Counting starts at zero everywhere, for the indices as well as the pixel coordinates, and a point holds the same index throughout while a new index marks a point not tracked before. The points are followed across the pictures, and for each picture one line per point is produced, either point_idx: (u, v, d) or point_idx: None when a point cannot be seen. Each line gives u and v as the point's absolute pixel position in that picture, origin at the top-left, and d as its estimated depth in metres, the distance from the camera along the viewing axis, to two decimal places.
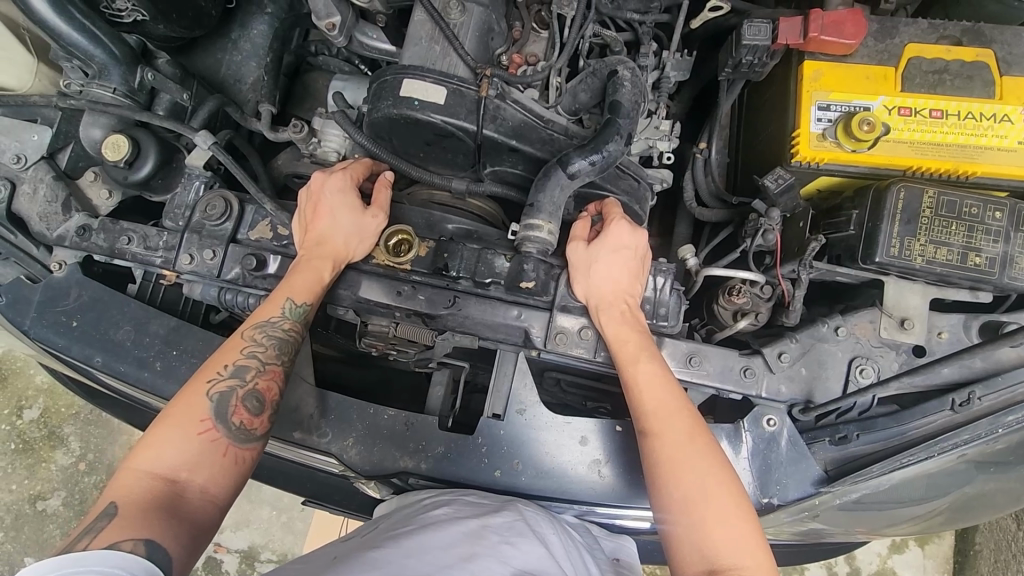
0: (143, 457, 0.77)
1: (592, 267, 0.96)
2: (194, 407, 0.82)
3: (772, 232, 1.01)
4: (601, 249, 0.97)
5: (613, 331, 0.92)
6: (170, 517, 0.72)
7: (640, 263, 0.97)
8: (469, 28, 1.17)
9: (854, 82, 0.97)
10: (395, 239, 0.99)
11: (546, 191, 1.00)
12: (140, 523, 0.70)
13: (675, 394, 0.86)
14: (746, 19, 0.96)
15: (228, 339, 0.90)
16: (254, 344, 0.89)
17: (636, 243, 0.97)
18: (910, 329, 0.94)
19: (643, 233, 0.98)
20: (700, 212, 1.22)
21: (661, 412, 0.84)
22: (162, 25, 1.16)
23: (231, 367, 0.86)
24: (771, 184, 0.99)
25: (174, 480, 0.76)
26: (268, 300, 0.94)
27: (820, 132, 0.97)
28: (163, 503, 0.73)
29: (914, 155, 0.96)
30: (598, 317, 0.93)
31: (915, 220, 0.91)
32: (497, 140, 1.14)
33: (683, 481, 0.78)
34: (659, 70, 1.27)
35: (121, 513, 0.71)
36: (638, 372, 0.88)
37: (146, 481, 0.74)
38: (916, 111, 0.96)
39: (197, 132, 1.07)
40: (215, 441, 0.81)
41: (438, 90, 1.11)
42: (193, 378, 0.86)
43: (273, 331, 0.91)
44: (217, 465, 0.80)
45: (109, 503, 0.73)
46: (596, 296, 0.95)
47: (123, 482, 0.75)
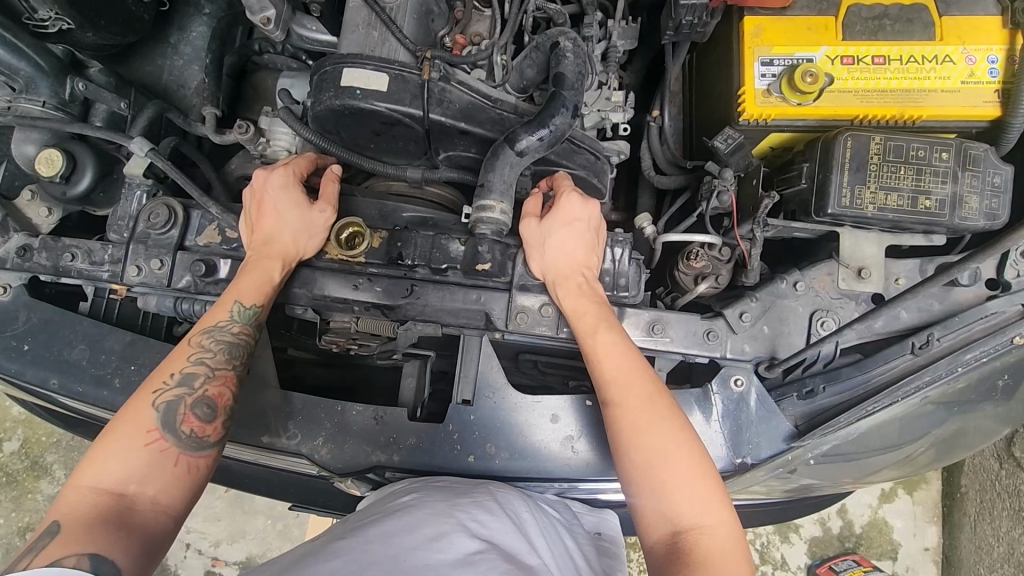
0: (88, 472, 0.76)
1: (545, 242, 0.95)
2: (141, 419, 0.81)
3: (727, 193, 1.01)
4: (553, 223, 0.95)
5: (570, 304, 0.91)
6: (117, 530, 0.72)
7: (594, 233, 0.96)
8: (406, 11, 1.14)
9: (795, 35, 0.96)
10: (347, 232, 0.98)
11: (496, 170, 0.98)
12: (86, 537, 0.70)
13: (633, 360, 0.85)
14: None
15: (176, 347, 0.89)
16: (201, 350, 0.88)
17: (589, 215, 0.96)
18: (868, 278, 0.93)
19: (595, 204, 0.97)
20: (657, 180, 1.21)
21: (620, 381, 0.83)
22: (91, 32, 1.11)
23: (178, 376, 0.85)
24: (722, 145, 1.00)
25: (122, 492, 0.75)
26: (215, 305, 0.92)
27: (765, 88, 0.96)
28: (111, 517, 0.73)
29: (860, 104, 0.95)
30: (556, 292, 0.92)
31: (863, 167, 0.90)
32: (445, 124, 1.12)
33: (641, 447, 0.79)
34: (606, 41, 1.26)
35: (65, 530, 0.71)
36: (597, 342, 0.87)
37: (92, 497, 0.74)
38: (859, 59, 0.95)
39: (132, 140, 1.04)
40: (165, 451, 0.81)
41: (379, 77, 1.09)
42: (139, 389, 0.85)
43: (222, 336, 0.90)
44: (169, 475, 0.80)
45: (54, 521, 0.73)
46: (552, 271, 0.94)
47: (69, 499, 0.75)
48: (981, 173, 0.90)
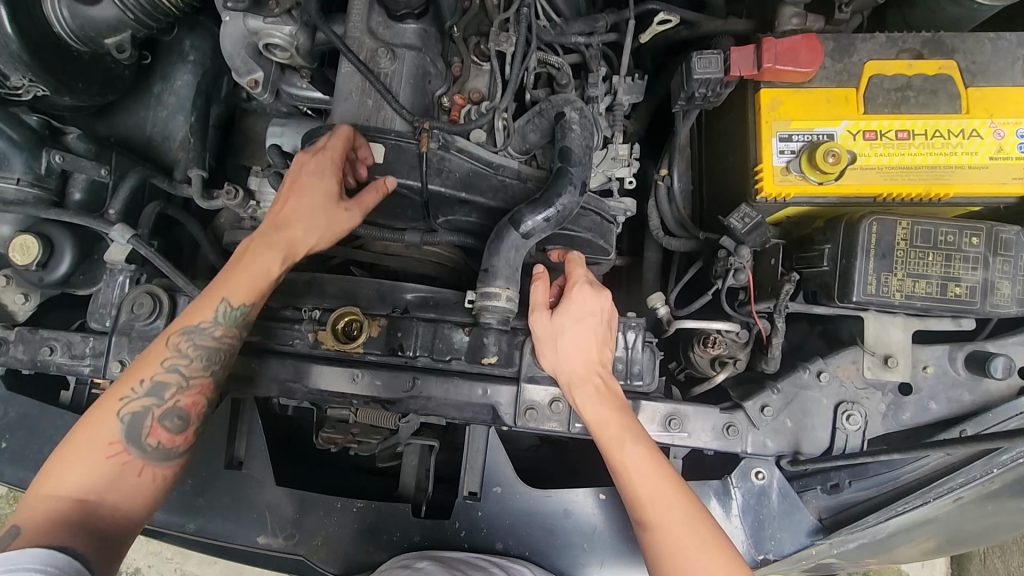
0: (50, 483, 0.76)
1: (558, 338, 0.88)
2: (106, 434, 0.80)
3: (744, 271, 0.97)
4: (565, 318, 0.88)
5: (590, 411, 0.84)
6: (77, 534, 0.72)
7: (606, 327, 0.90)
8: (401, 77, 1.08)
9: (814, 107, 0.91)
10: (343, 321, 0.92)
11: (500, 254, 0.92)
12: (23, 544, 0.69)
13: (646, 457, 0.80)
14: (696, 50, 0.90)
15: (147, 352, 0.85)
16: (177, 355, 0.85)
17: (600, 306, 0.90)
18: (894, 367, 0.88)
19: (606, 296, 0.91)
20: (668, 243, 1.15)
21: (655, 499, 0.77)
22: (68, 96, 1.16)
23: (147, 385, 0.83)
24: (737, 223, 0.95)
25: (87, 507, 0.75)
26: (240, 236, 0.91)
27: (783, 166, 0.91)
28: (75, 528, 0.73)
29: (884, 182, 0.90)
30: (573, 397, 0.85)
31: (890, 255, 0.86)
32: (445, 194, 1.08)
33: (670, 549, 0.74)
34: (612, 94, 1.22)
35: (26, 533, 0.70)
36: (626, 455, 0.80)
37: (58, 508, 0.74)
38: (882, 133, 0.91)
39: (112, 226, 0.97)
40: (128, 463, 0.80)
41: (375, 148, 1.03)
42: (106, 396, 0.83)
43: (201, 340, 0.86)
44: (134, 486, 0.80)
45: (12, 527, 0.72)
46: (566, 370, 0.87)
47: (30, 505, 0.74)
48: (1013, 258, 0.86)
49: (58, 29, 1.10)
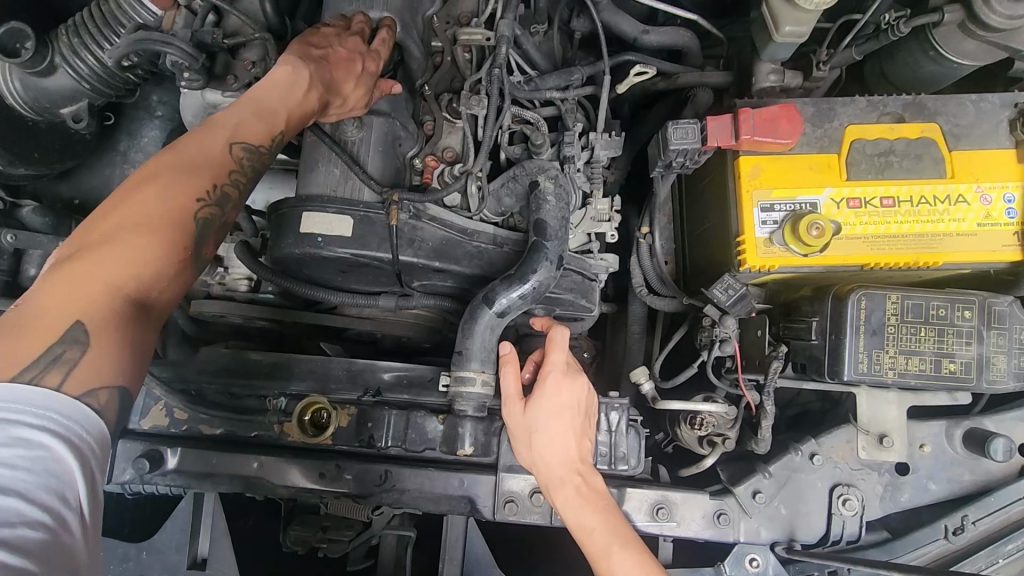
0: (107, 253, 0.63)
1: (531, 434, 0.81)
2: (181, 207, 0.71)
3: (730, 342, 0.93)
4: (538, 415, 0.81)
5: (575, 518, 0.77)
6: (133, 336, 0.62)
7: (582, 420, 0.83)
8: (370, 145, 1.03)
9: (796, 175, 0.88)
10: (309, 412, 0.89)
11: (474, 336, 0.88)
12: (97, 372, 0.58)
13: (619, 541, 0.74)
14: (671, 120, 0.87)
15: (206, 149, 0.78)
16: (239, 170, 0.79)
17: (574, 397, 0.83)
18: (890, 446, 0.84)
19: (582, 385, 0.84)
20: (652, 302, 1.13)
21: None
22: (23, 166, 1.09)
23: (220, 191, 0.76)
24: (721, 295, 0.91)
25: (142, 267, 0.65)
26: (256, 124, 0.84)
27: (766, 237, 0.87)
28: (139, 326, 0.63)
29: (870, 251, 0.87)
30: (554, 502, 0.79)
31: (880, 331, 0.82)
32: (417, 264, 1.03)
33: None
34: (589, 150, 1.17)
35: (97, 343, 0.59)
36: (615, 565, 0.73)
37: (127, 300, 0.63)
38: (866, 200, 0.88)
39: None
40: (183, 269, 0.71)
41: (342, 220, 0.99)
42: (168, 174, 0.73)
43: (259, 162, 0.83)
44: (178, 292, 0.70)
45: (76, 322, 0.58)
46: (541, 470, 0.81)
47: (71, 292, 0.60)
48: (1008, 331, 0.82)
49: (10, 100, 1.06)
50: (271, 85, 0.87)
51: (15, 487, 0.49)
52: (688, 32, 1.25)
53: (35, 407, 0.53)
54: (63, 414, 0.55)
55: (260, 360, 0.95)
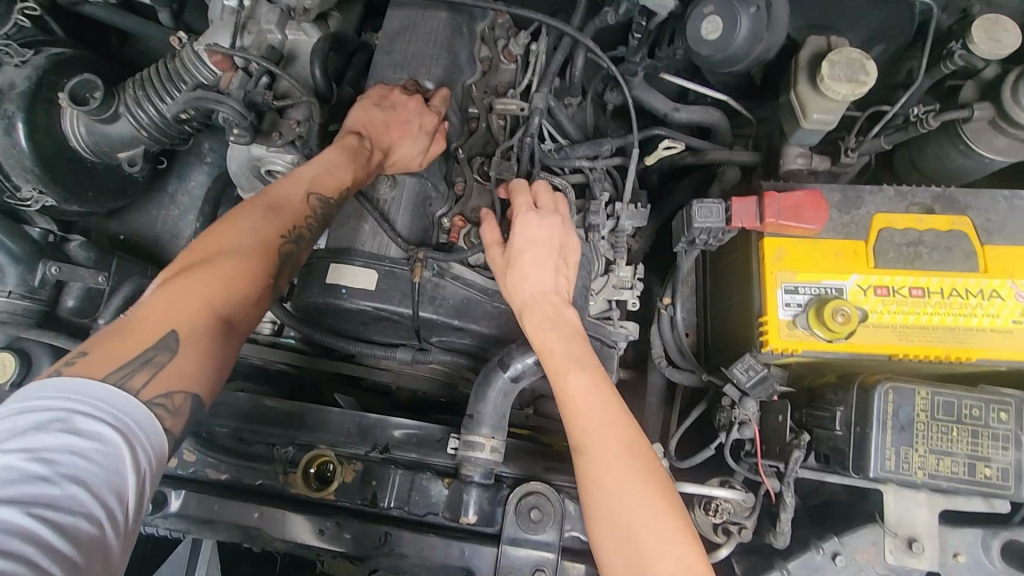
0: (202, 277, 0.71)
1: (510, 269, 0.92)
2: (266, 240, 0.79)
3: (750, 424, 0.91)
4: (516, 245, 0.93)
5: (539, 342, 0.86)
6: (214, 349, 0.69)
7: (557, 257, 0.93)
8: (401, 204, 1.06)
9: (821, 259, 0.88)
10: (314, 465, 0.89)
11: (487, 400, 0.88)
12: (180, 377, 0.64)
13: (627, 456, 0.73)
14: (697, 197, 0.88)
15: (288, 190, 0.85)
16: (319, 210, 0.86)
17: (549, 231, 0.94)
18: (919, 552, 0.79)
19: (559, 222, 0.95)
20: (671, 374, 1.12)
21: (600, 439, 0.75)
22: (77, 204, 1.18)
23: (301, 228, 0.83)
24: (741, 375, 0.89)
25: (227, 289, 0.72)
26: (331, 168, 0.89)
27: (790, 319, 0.86)
28: (223, 342, 0.70)
29: (899, 342, 0.85)
30: (523, 321, 0.88)
31: (909, 428, 0.79)
32: (437, 321, 1.04)
33: (617, 525, 0.69)
34: (614, 220, 1.20)
35: (183, 351, 0.66)
36: (570, 387, 0.81)
37: (215, 318, 0.70)
38: (895, 289, 0.86)
39: None
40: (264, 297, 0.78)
41: (367, 273, 1.02)
42: (253, 211, 0.81)
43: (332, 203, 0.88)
44: (259, 316, 0.77)
45: (169, 332, 0.66)
46: (517, 300, 0.90)
47: (171, 308, 0.68)
48: None
49: (74, 143, 1.14)
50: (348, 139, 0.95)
51: (87, 474, 0.53)
52: (718, 112, 1.29)
53: (111, 406, 0.59)
54: (134, 420, 0.60)
55: (275, 408, 0.98)
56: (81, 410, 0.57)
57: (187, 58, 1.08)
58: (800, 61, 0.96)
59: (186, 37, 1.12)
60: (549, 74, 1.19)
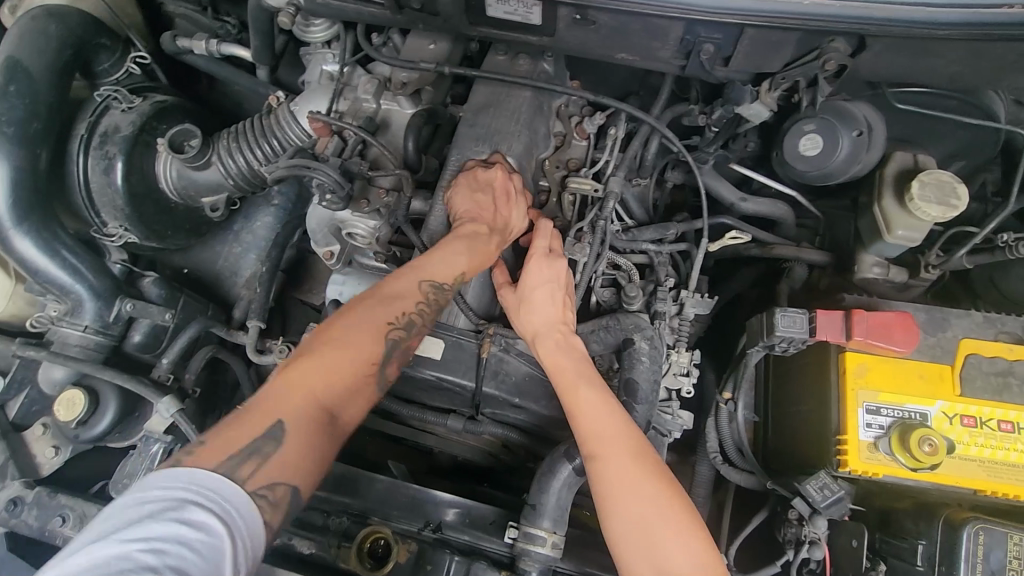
0: (315, 372, 0.77)
1: (523, 304, 1.00)
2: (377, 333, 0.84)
3: (820, 545, 0.87)
4: (526, 284, 1.01)
5: (549, 357, 0.96)
6: (318, 442, 0.75)
7: (565, 293, 1.01)
8: (473, 275, 1.07)
9: (905, 381, 0.85)
10: (371, 541, 0.85)
11: (550, 492, 0.86)
12: (285, 470, 0.70)
13: (634, 462, 0.82)
14: (779, 305, 0.88)
15: (409, 281, 0.91)
16: (430, 299, 0.90)
17: (556, 272, 1.02)
18: None
19: (561, 262, 1.02)
20: (727, 472, 1.08)
21: (605, 436, 0.85)
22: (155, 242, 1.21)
23: (412, 320, 0.87)
24: (815, 493, 0.86)
25: (332, 381, 0.78)
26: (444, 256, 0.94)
27: (871, 441, 0.84)
28: (325, 434, 0.76)
29: (987, 477, 0.81)
30: (536, 348, 0.97)
31: (1000, 573, 0.75)
32: (498, 396, 1.03)
33: (627, 517, 0.77)
34: (678, 307, 1.20)
35: (287, 443, 0.72)
36: (579, 398, 0.90)
37: (320, 411, 0.76)
38: (982, 420, 0.83)
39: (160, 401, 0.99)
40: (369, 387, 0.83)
41: (434, 342, 1.02)
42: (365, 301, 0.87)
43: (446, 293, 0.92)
44: (362, 404, 0.82)
45: (278, 424, 0.72)
46: (531, 329, 0.99)
47: (287, 400, 0.75)
48: None
49: (163, 185, 1.18)
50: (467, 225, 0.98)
51: (188, 566, 0.57)
52: (785, 206, 1.27)
53: (217, 498, 0.64)
54: (239, 508, 0.66)
55: (328, 472, 0.97)
56: (195, 502, 0.62)
57: (282, 117, 1.15)
58: (885, 176, 0.97)
59: (283, 97, 1.19)
60: (624, 161, 1.23)
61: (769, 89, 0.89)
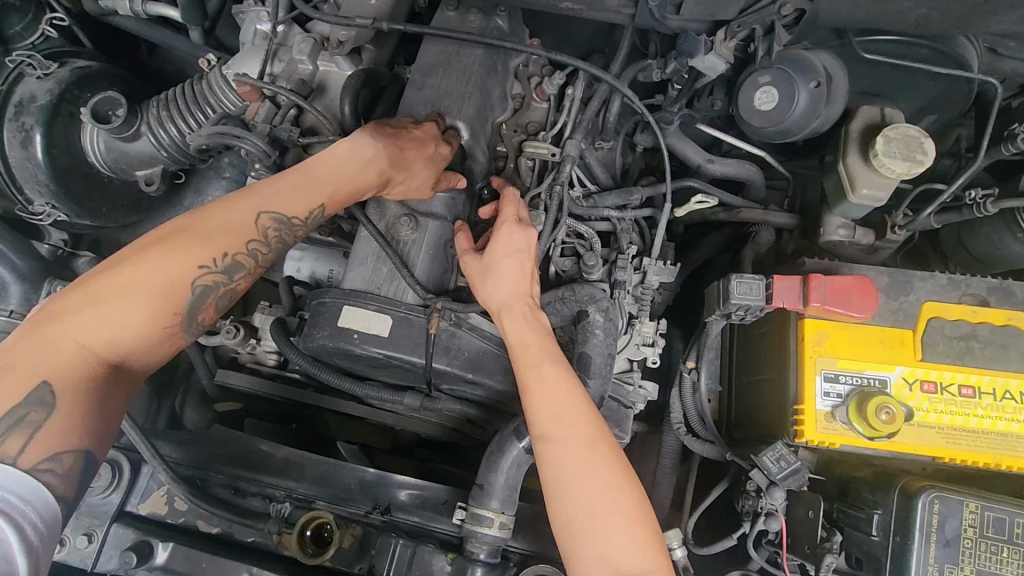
0: (77, 317, 0.70)
1: (488, 273, 0.95)
2: (179, 275, 0.76)
3: (777, 517, 0.85)
4: (493, 252, 0.95)
5: (515, 334, 0.90)
6: (96, 400, 0.70)
7: (533, 264, 0.96)
8: (421, 247, 1.02)
9: (865, 347, 0.82)
10: (312, 527, 0.82)
11: (498, 471, 0.83)
12: (63, 437, 0.66)
13: (592, 450, 0.78)
14: (735, 272, 0.84)
15: (234, 216, 0.81)
16: (260, 241, 0.82)
17: (525, 243, 0.97)
18: None
19: (532, 234, 0.97)
20: (690, 442, 1.06)
21: (566, 420, 0.80)
22: (88, 219, 1.13)
23: (227, 261, 0.79)
24: (771, 465, 0.84)
25: (121, 332, 0.72)
26: (287, 194, 0.84)
27: (828, 411, 0.81)
28: (110, 390, 0.71)
29: (945, 444, 0.79)
30: (501, 321, 0.92)
31: (954, 543, 0.73)
32: (449, 373, 0.99)
33: (580, 510, 0.75)
34: (641, 274, 1.15)
35: (63, 406, 0.67)
36: (540, 377, 0.85)
37: (97, 364, 0.70)
38: (943, 386, 0.80)
39: None
40: (173, 337, 0.77)
41: (381, 319, 0.97)
42: (194, 238, 0.78)
43: (286, 235, 0.84)
44: (161, 358, 0.77)
45: (45, 382, 0.67)
46: (496, 301, 0.94)
47: (47, 350, 0.68)
48: None
49: (92, 158, 1.10)
50: (332, 159, 0.89)
51: None
52: (753, 166, 1.21)
53: None
54: (18, 491, 0.63)
55: (275, 457, 0.96)
56: None
57: (214, 80, 1.07)
58: (851, 131, 0.92)
59: (215, 60, 1.11)
60: (583, 123, 1.14)
61: (724, 39, 0.82)
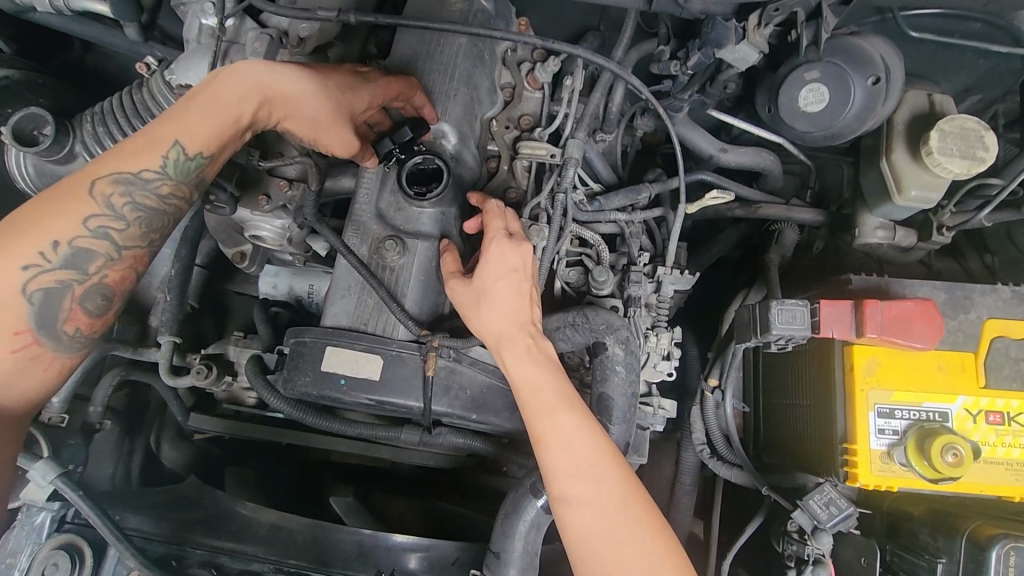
0: None
1: (482, 299, 0.82)
2: (5, 286, 0.71)
3: (825, 564, 0.77)
4: (486, 274, 0.82)
5: (521, 371, 0.77)
6: None
7: (532, 283, 0.83)
8: (411, 275, 0.90)
9: (922, 376, 0.73)
10: None
11: (513, 536, 0.74)
12: None
13: (621, 509, 0.68)
14: (777, 297, 0.73)
15: (58, 204, 0.73)
16: (107, 216, 0.75)
17: (522, 258, 0.84)
18: None
19: (527, 248, 0.84)
20: (718, 467, 0.96)
21: (585, 472, 0.69)
22: None
23: (63, 252, 0.73)
24: (818, 509, 0.75)
25: None
26: (143, 145, 0.75)
27: (884, 451, 0.72)
28: None
29: (1015, 482, 0.71)
30: (502, 356, 0.79)
31: None
32: (451, 415, 0.88)
33: None
34: (656, 284, 1.04)
35: None
36: (553, 424, 0.73)
37: None
38: (1009, 415, 0.72)
39: (33, 463, 0.76)
40: (37, 353, 0.74)
41: (371, 360, 0.86)
42: (12, 237, 0.72)
43: (142, 196, 0.76)
44: (37, 379, 0.75)
45: None
46: (493, 332, 0.80)
47: None
48: None
49: (21, 183, 0.98)
50: (218, 93, 0.77)
51: None
52: (771, 154, 1.08)
53: None
54: None
55: (257, 522, 0.88)
56: None
57: (157, 89, 0.92)
58: (896, 124, 0.81)
59: (155, 65, 0.95)
60: (585, 117, 0.99)
61: (757, 25, 0.71)
